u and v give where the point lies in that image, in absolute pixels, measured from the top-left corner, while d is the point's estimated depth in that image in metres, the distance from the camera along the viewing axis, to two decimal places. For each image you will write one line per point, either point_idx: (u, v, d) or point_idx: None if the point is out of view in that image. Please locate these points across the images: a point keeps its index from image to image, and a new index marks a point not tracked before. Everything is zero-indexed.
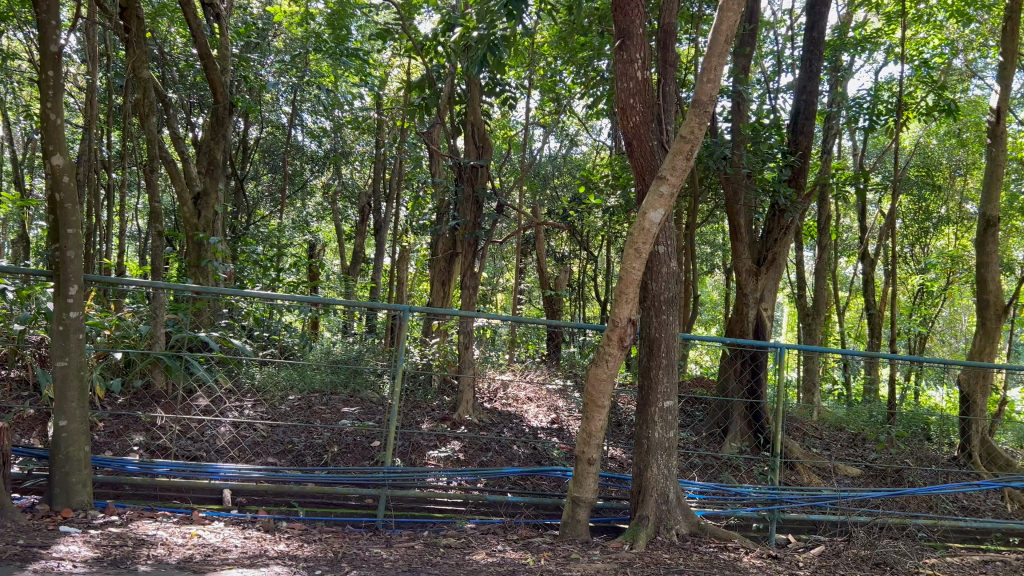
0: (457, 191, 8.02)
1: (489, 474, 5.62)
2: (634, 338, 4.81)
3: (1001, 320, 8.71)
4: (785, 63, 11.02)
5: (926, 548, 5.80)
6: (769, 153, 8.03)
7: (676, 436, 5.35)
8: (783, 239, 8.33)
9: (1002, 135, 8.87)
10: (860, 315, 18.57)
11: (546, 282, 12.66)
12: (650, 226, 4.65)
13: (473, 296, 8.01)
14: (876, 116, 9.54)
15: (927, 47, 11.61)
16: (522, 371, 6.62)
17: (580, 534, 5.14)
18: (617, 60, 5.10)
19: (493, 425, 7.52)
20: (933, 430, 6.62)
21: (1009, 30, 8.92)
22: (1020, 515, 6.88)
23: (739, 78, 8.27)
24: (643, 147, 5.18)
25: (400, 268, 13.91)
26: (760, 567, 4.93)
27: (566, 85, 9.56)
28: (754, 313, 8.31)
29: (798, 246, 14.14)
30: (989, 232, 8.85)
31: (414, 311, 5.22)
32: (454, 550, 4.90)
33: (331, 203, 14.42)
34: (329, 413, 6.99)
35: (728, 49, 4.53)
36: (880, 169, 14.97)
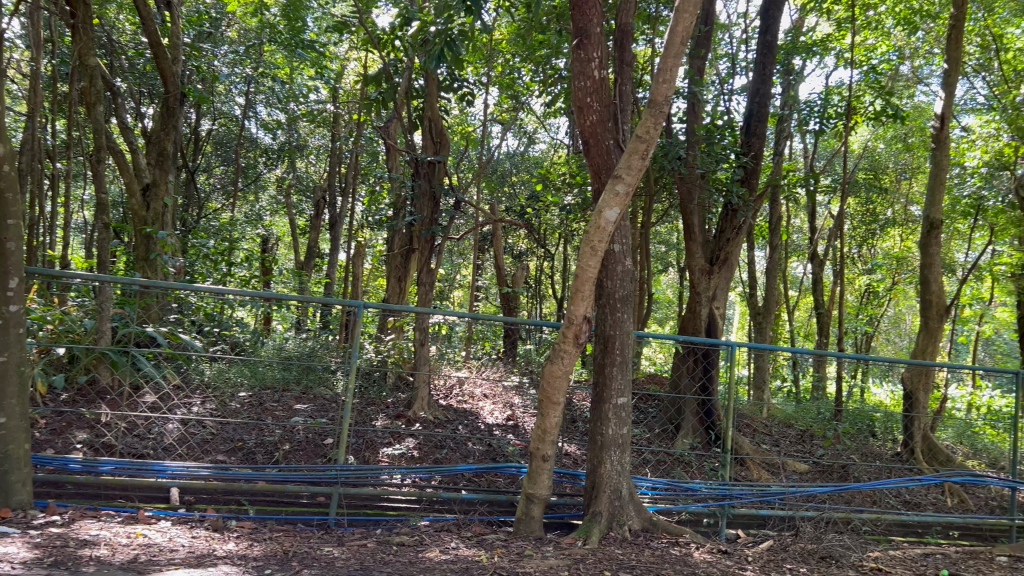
0: (414, 186, 7.94)
1: (444, 471, 5.62)
2: (589, 335, 4.86)
3: (943, 320, 8.95)
4: (739, 65, 11.17)
5: (870, 542, 5.97)
6: (722, 153, 8.13)
7: (630, 433, 5.41)
8: (735, 239, 8.44)
9: (946, 141, 9.14)
10: (809, 315, 18.96)
11: (503, 279, 12.66)
12: (606, 225, 4.69)
13: (429, 293, 7.99)
14: (826, 119, 9.71)
15: (876, 53, 11.88)
16: (478, 368, 6.61)
17: (535, 531, 5.16)
18: (574, 59, 5.14)
19: (448, 421, 7.43)
20: (879, 426, 6.87)
21: (953, 38, 9.19)
22: (959, 509, 7.09)
23: (694, 80, 8.36)
24: (599, 145, 5.20)
25: (355, 263, 13.74)
26: (710, 562, 5.00)
27: (524, 83, 9.51)
28: (706, 312, 8.40)
29: (750, 245, 14.37)
30: (933, 234, 9.11)
31: (370, 306, 5.21)
32: (406, 548, 4.87)
33: (285, 197, 14.19)
34: (280, 410, 6.89)
35: (684, 49, 4.59)
36: (829, 171, 15.26)
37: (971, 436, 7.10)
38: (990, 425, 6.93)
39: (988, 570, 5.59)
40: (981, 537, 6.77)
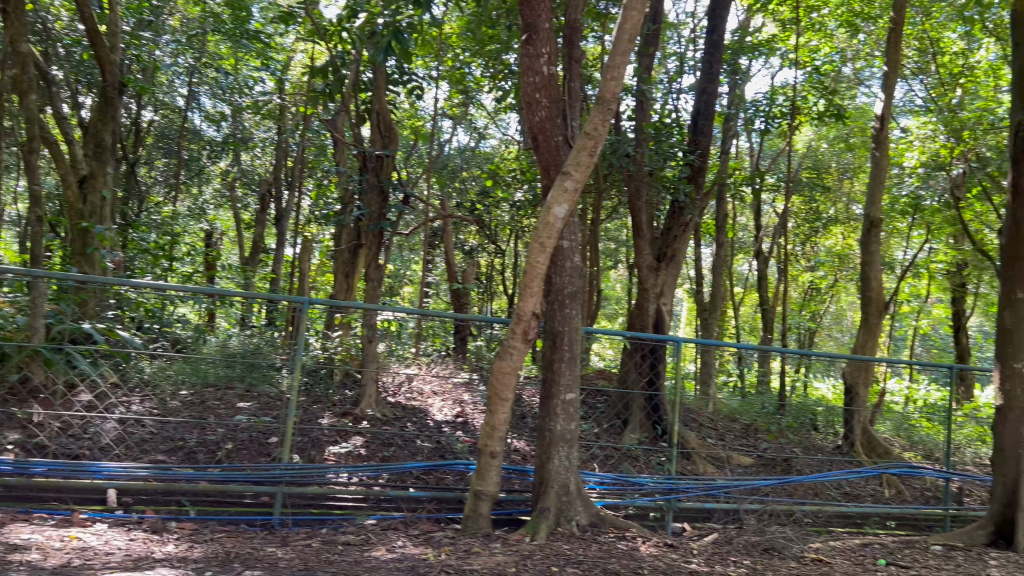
0: (362, 181, 7.81)
1: (391, 469, 5.57)
2: (538, 331, 4.85)
3: (882, 316, 9.17)
4: (687, 64, 11.28)
5: (811, 534, 6.11)
6: (670, 151, 8.32)
7: (578, 428, 5.44)
8: (683, 235, 8.56)
9: (885, 140, 9.38)
10: (754, 311, 19.28)
11: (454, 276, 12.51)
12: (555, 221, 4.70)
13: (378, 289, 7.91)
14: (772, 118, 9.86)
15: (819, 55, 12.11)
16: (427, 365, 6.54)
17: (482, 528, 5.12)
18: (524, 54, 5.15)
19: (397, 419, 7.36)
20: (820, 420, 7.05)
21: (893, 41, 9.42)
22: (896, 501, 7.28)
23: (642, 78, 8.41)
24: (548, 141, 5.19)
25: (302, 259, 13.50)
26: (656, 556, 5.05)
27: (475, 78, 9.43)
28: (654, 308, 8.41)
29: (697, 242, 14.55)
30: (873, 232, 9.34)
31: (316, 304, 5.37)
32: (352, 547, 4.80)
33: (229, 191, 13.87)
34: (223, 408, 6.59)
35: (631, 47, 4.63)
36: (774, 170, 15.52)
37: (908, 428, 7.28)
38: (925, 418, 7.23)
39: (923, 558, 5.76)
40: (917, 527, 6.96)
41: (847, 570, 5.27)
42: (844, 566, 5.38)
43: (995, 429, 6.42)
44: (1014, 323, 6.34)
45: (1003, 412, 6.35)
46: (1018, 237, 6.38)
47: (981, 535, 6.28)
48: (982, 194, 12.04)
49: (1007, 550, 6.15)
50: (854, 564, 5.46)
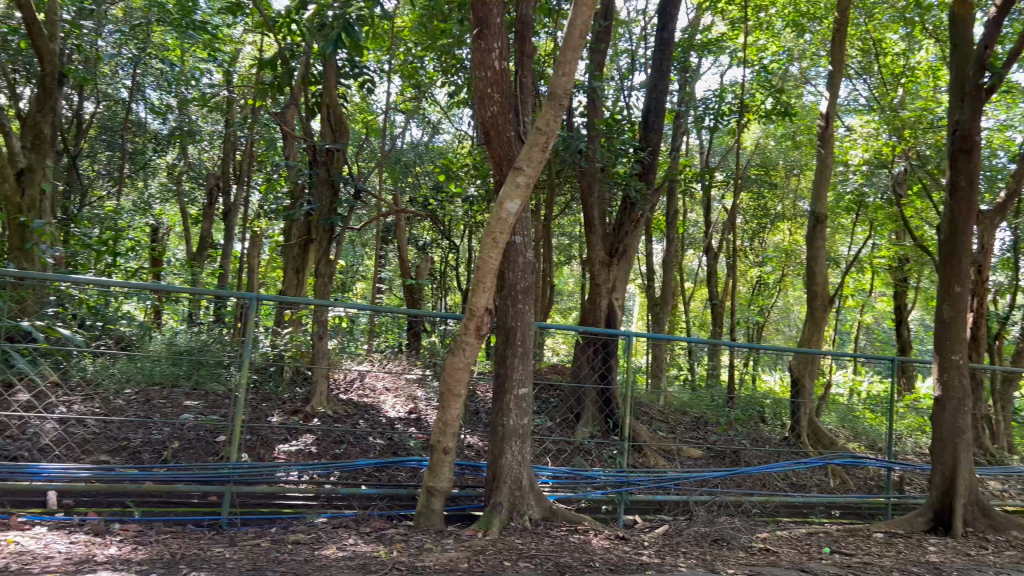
0: (312, 175, 7.71)
1: (342, 467, 5.52)
2: (490, 327, 4.85)
3: (828, 310, 9.38)
4: (639, 62, 11.37)
5: (758, 524, 6.24)
6: (621, 148, 8.37)
7: (530, 423, 5.45)
8: (634, 231, 8.66)
9: (830, 139, 9.59)
10: (705, 306, 19.53)
11: (407, 272, 12.41)
12: (507, 216, 4.71)
13: (328, 284, 7.81)
14: (721, 117, 9.99)
15: (766, 54, 12.31)
16: (380, 362, 6.46)
17: (435, 524, 5.11)
18: (475, 48, 5.13)
19: (348, 417, 7.27)
20: (768, 412, 7.22)
21: (837, 40, 9.64)
22: (841, 490, 7.45)
23: (593, 75, 8.45)
24: (500, 136, 5.19)
25: (251, 254, 13.25)
26: (608, 549, 5.10)
27: (427, 73, 9.36)
28: (605, 302, 8.51)
29: (649, 238, 14.67)
30: (818, 228, 9.53)
31: (265, 299, 5.26)
32: (302, 545, 4.75)
33: (175, 184, 13.54)
34: (170, 407, 6.68)
35: (582, 43, 4.64)
36: (723, 167, 15.76)
37: (853, 419, 7.47)
38: (869, 410, 7.40)
39: (865, 545, 5.92)
40: (859, 515, 7.15)
41: (793, 559, 5.39)
42: (791, 555, 5.50)
43: (934, 419, 6.64)
44: (952, 315, 6.55)
45: (941, 402, 6.57)
46: (955, 234, 6.59)
47: (920, 521, 6.45)
48: (922, 192, 12.38)
49: (946, 536, 6.34)
50: (800, 552, 5.59)
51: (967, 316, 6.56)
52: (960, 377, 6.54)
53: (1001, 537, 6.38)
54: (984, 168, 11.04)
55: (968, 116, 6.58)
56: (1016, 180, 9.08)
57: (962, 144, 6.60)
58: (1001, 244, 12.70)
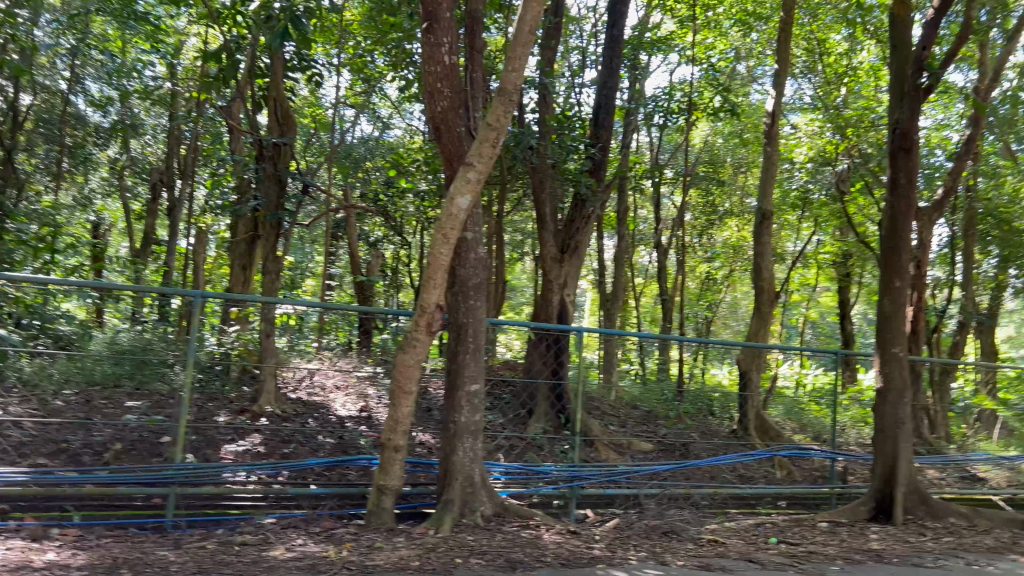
0: (258, 170, 7.58)
1: (290, 466, 5.43)
2: (442, 323, 4.83)
3: (773, 304, 9.57)
4: (589, 59, 11.41)
5: (707, 516, 6.34)
6: (572, 144, 8.52)
7: (482, 420, 5.44)
8: (585, 228, 8.66)
9: (776, 137, 9.79)
10: (655, 302, 19.75)
11: (357, 268, 12.26)
12: (458, 212, 4.69)
13: (276, 281, 7.68)
14: (670, 114, 10.08)
15: (714, 52, 12.45)
16: (330, 359, 6.29)
17: (386, 522, 5.07)
18: (425, 42, 5.10)
19: (297, 416, 7.15)
20: (716, 405, 7.30)
21: (783, 40, 9.82)
22: (787, 482, 7.61)
23: (544, 71, 8.44)
24: (451, 131, 5.17)
25: (197, 251, 12.94)
26: (559, 543, 5.12)
27: (377, 67, 9.27)
28: (557, 299, 8.51)
29: (600, 234, 14.76)
30: (765, 225, 9.70)
31: (209, 296, 5.14)
32: (249, 546, 4.67)
33: (118, 179, 13.16)
34: (112, 408, 6.50)
35: (532, 39, 4.65)
36: (673, 164, 15.94)
37: (798, 412, 7.65)
38: (814, 402, 7.63)
39: (810, 535, 6.05)
40: (805, 505, 7.31)
41: (740, 549, 5.49)
42: (738, 545, 5.59)
43: (876, 410, 6.82)
44: (892, 309, 6.73)
45: (883, 394, 6.75)
46: (895, 229, 6.78)
47: (863, 510, 6.62)
48: (864, 189, 12.70)
49: (887, 524, 6.53)
50: (747, 543, 5.69)
51: (906, 310, 6.74)
52: (900, 370, 6.73)
53: (939, 524, 6.60)
54: (923, 166, 11.35)
55: (907, 116, 6.74)
56: (952, 177, 9.39)
57: (901, 142, 6.77)
58: (939, 240, 13.11)
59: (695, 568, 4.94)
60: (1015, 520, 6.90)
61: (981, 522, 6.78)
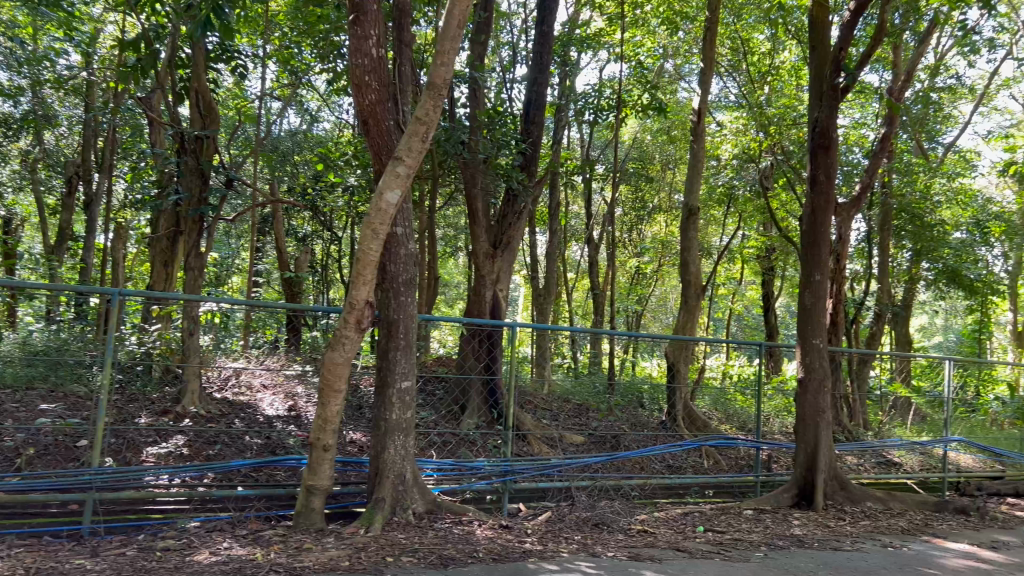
0: (179, 163, 7.35)
1: (215, 468, 5.26)
2: (371, 321, 4.77)
3: (700, 298, 9.78)
4: (520, 54, 11.44)
5: (637, 507, 6.44)
6: (504, 139, 8.45)
7: (413, 417, 5.40)
8: (517, 223, 8.68)
9: (702, 133, 10.01)
10: (586, 296, 19.96)
11: (285, 265, 12.00)
12: (387, 207, 4.63)
13: (199, 278, 7.51)
14: (600, 111, 10.19)
15: (643, 50, 12.62)
16: (257, 358, 6.13)
17: (315, 523, 4.98)
18: (351, 35, 5.01)
19: (222, 416, 6.96)
20: (646, 398, 7.48)
21: (708, 39, 10.03)
22: (715, 471, 7.80)
23: (474, 66, 8.42)
24: (379, 125, 5.10)
25: (116, 247, 12.45)
26: (491, 538, 5.13)
27: (304, 59, 9.09)
28: (490, 294, 8.53)
29: (532, 230, 14.82)
30: (692, 220, 9.92)
31: (130, 295, 4.94)
32: (172, 552, 4.53)
33: (30, 173, 12.56)
34: (24, 412, 6.24)
35: (460, 33, 4.63)
36: (603, 160, 16.13)
37: (725, 402, 7.70)
38: (739, 393, 7.69)
39: (736, 522, 6.21)
40: (731, 494, 7.52)
41: (669, 539, 5.60)
42: (667, 535, 5.71)
43: (798, 399, 7.04)
44: (813, 302, 6.95)
45: (804, 384, 6.96)
46: (815, 224, 7.01)
47: (786, 497, 6.83)
48: (787, 185, 13.17)
49: (808, 510, 6.76)
50: (675, 532, 5.81)
51: (826, 302, 6.97)
52: (821, 360, 6.96)
53: (857, 508, 6.88)
54: (842, 164, 11.77)
55: (826, 115, 6.97)
56: (868, 174, 9.72)
57: (821, 140, 6.99)
58: (856, 235, 13.58)
59: (626, 558, 5.02)
60: (926, 502, 7.25)
61: (896, 505, 7.10)
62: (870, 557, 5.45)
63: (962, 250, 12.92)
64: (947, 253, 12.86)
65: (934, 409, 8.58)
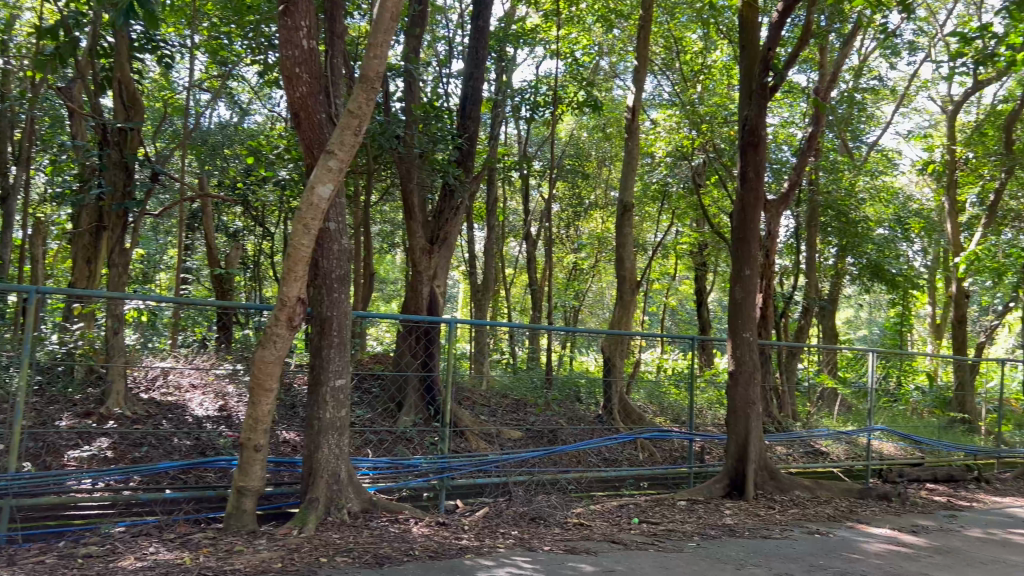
0: (102, 156, 7.14)
1: (142, 471, 5.08)
2: (303, 318, 4.69)
3: (635, 294, 9.91)
4: (456, 49, 11.39)
5: (574, 500, 6.51)
6: (439, 134, 8.37)
7: (347, 415, 5.33)
8: (454, 219, 8.68)
9: (637, 131, 10.14)
10: (524, 291, 20.03)
11: (215, 261, 11.70)
12: (319, 201, 4.55)
13: (123, 275, 7.30)
14: (537, 107, 10.23)
15: (578, 47, 12.69)
16: (186, 358, 5.97)
17: (247, 525, 4.88)
18: (281, 25, 4.89)
19: (148, 417, 6.75)
20: (583, 391, 7.38)
21: (642, 37, 10.15)
22: (649, 463, 7.94)
23: (408, 59, 8.34)
24: (310, 118, 5.01)
25: (34, 243, 11.94)
26: (427, 536, 5.11)
27: (234, 50, 8.88)
28: (427, 290, 8.47)
29: (470, 226, 14.80)
30: (626, 216, 10.06)
31: (49, 293, 4.72)
32: (94, 559, 4.37)
33: None
34: None
35: (394, 26, 4.56)
36: (539, 156, 16.20)
37: (659, 395, 7.85)
38: (674, 385, 7.82)
39: (670, 513, 6.32)
40: (664, 485, 7.65)
41: (604, 531, 5.66)
42: (603, 527, 5.78)
43: (729, 392, 7.19)
44: (743, 296, 7.10)
45: (735, 376, 7.12)
46: (745, 220, 7.16)
47: (718, 487, 6.99)
48: (719, 182, 13.45)
49: (739, 499, 6.93)
50: (610, 524, 5.89)
51: (755, 297, 7.15)
52: (751, 353, 7.13)
53: (785, 497, 7.08)
54: (771, 161, 12.10)
55: (755, 113, 7.13)
56: (796, 172, 10.01)
57: (750, 138, 7.15)
58: (785, 231, 13.97)
59: (562, 552, 5.06)
60: (851, 489, 7.50)
61: (822, 493, 7.33)
62: (797, 544, 5.61)
63: (885, 246, 13.36)
64: (870, 249, 13.29)
65: (858, 400, 8.93)
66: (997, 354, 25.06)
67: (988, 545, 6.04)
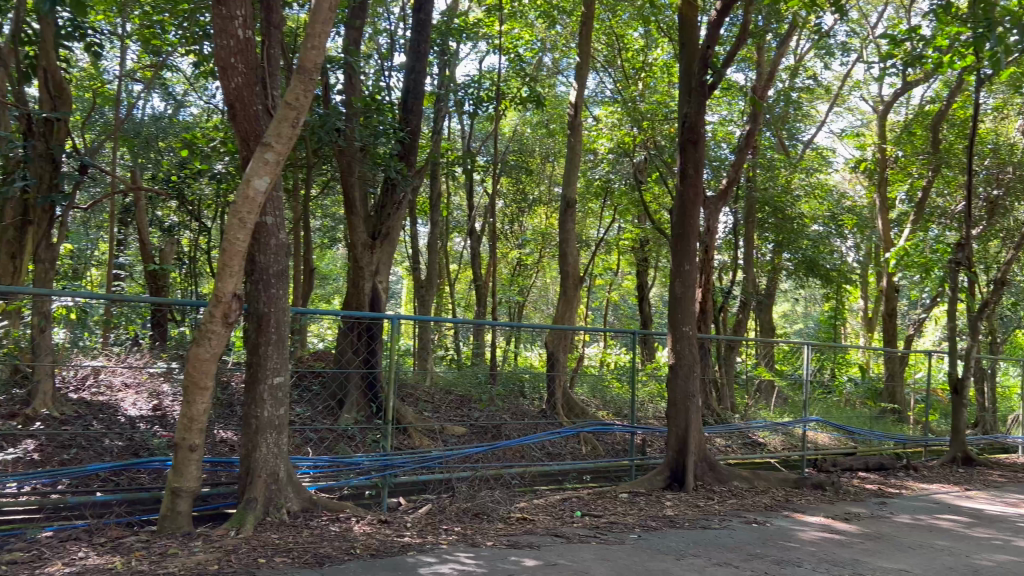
0: (27, 147, 6.82)
1: (71, 473, 4.90)
2: (239, 314, 4.58)
3: (578, 289, 9.93)
4: (398, 42, 11.27)
5: (517, 495, 6.52)
6: (380, 127, 8.23)
7: (286, 413, 5.24)
8: (396, 213, 8.61)
9: (579, 126, 10.21)
10: (468, 287, 19.96)
11: (148, 256, 11.36)
12: (255, 194, 4.45)
13: (49, 271, 7.17)
14: (480, 102, 10.20)
15: (521, 42, 12.68)
16: (118, 356, 5.80)
17: (182, 527, 4.75)
18: (215, 14, 4.77)
19: (77, 417, 6.52)
20: (527, 386, 7.44)
21: (584, 33, 10.19)
22: (592, 457, 8.01)
23: (349, 50, 8.20)
24: (246, 110, 4.90)
25: None
26: (369, 534, 5.06)
27: (168, 39, 8.63)
28: (368, 286, 8.39)
29: (413, 221, 14.67)
30: (569, 212, 10.12)
31: None
32: (19, 565, 4.20)
33: None
34: None
35: (332, 17, 4.50)
36: (483, 150, 16.17)
37: (601, 389, 7.92)
38: (615, 379, 7.86)
39: (612, 506, 6.39)
40: (606, 478, 7.72)
41: (547, 525, 5.69)
42: (546, 521, 5.81)
43: (669, 384, 7.29)
44: (683, 291, 7.22)
45: (674, 369, 7.22)
46: (685, 216, 7.27)
47: (659, 479, 7.08)
48: (659, 179, 13.61)
49: (680, 491, 7.04)
50: (553, 518, 5.92)
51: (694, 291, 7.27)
52: (690, 347, 7.23)
53: (724, 487, 7.22)
54: (711, 158, 12.31)
55: (695, 110, 7.24)
56: (734, 169, 10.20)
57: (690, 135, 7.27)
58: (724, 227, 14.22)
59: (505, 547, 5.06)
60: (787, 479, 7.68)
61: (759, 483, 7.50)
62: (735, 534, 5.72)
63: (820, 241, 13.68)
64: (806, 244, 13.59)
65: (794, 391, 9.10)
66: (925, 346, 25.98)
67: (917, 530, 6.26)
